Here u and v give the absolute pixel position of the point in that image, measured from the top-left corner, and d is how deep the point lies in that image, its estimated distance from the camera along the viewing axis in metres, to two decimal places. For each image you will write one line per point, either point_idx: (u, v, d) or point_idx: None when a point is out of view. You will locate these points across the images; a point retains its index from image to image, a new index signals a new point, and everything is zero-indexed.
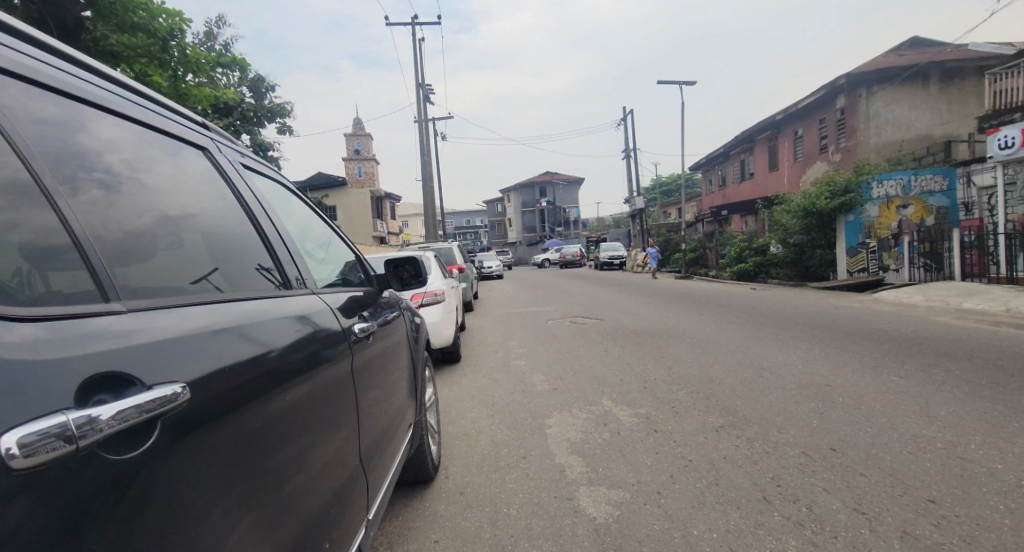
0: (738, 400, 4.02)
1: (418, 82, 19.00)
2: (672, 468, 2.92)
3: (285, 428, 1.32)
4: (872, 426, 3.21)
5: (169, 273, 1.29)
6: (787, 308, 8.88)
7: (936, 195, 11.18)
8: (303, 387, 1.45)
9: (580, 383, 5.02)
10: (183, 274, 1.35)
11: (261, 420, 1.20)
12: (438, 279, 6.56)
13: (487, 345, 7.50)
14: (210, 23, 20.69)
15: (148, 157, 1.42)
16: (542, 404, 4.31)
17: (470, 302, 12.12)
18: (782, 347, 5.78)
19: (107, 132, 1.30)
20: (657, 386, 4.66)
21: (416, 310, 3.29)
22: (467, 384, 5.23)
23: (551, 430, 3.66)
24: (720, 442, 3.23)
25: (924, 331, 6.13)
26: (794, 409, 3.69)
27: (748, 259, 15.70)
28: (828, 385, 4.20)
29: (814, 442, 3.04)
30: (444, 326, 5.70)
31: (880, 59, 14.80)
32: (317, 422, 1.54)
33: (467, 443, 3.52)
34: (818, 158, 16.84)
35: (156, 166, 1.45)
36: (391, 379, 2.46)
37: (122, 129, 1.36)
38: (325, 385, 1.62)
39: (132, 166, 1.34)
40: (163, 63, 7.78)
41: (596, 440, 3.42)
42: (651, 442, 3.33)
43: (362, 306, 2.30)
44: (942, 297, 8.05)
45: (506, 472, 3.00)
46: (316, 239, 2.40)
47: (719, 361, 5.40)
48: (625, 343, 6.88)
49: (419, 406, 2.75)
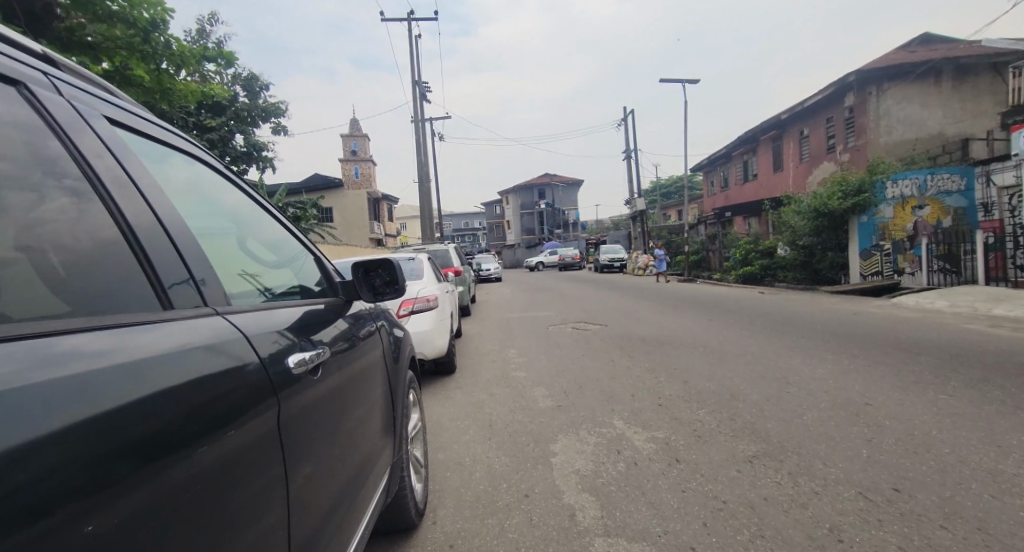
0: (769, 422, 3.55)
1: (415, 80, 18.55)
2: (703, 513, 2.42)
3: (205, 494, 0.94)
4: (936, 459, 2.73)
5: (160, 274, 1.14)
6: (803, 313, 8.43)
7: (953, 196, 10.69)
8: (231, 438, 1.04)
9: (588, 398, 4.56)
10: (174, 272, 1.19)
11: (189, 472, 0.90)
12: (432, 283, 6.08)
13: (485, 353, 7.01)
14: (204, 22, 20.33)
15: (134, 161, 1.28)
16: (546, 425, 3.83)
17: (467, 306, 11.63)
18: (806, 359, 5.30)
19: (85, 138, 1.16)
20: (673, 404, 4.19)
21: (399, 322, 2.79)
22: (462, 399, 4.74)
23: (556, 459, 3.18)
24: (757, 477, 2.75)
25: (960, 340, 5.65)
26: (837, 434, 3.22)
27: (754, 261, 15.25)
28: (868, 404, 3.74)
29: (871, 481, 2.56)
30: (438, 336, 5.21)
31: (890, 56, 14.42)
32: (248, 486, 1.09)
33: (459, 475, 3.03)
34: (825, 158, 16.47)
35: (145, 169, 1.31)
36: (365, 410, 1.96)
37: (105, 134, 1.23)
38: (261, 433, 1.17)
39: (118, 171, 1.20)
40: (147, 56, 7.03)
41: (610, 473, 2.93)
42: (674, 476, 2.84)
43: (326, 321, 1.81)
44: (968, 303, 7.60)
45: (505, 517, 2.50)
46: (260, 244, 1.80)
47: (739, 374, 4.94)
48: (634, 352, 6.40)
49: (398, 441, 2.25)
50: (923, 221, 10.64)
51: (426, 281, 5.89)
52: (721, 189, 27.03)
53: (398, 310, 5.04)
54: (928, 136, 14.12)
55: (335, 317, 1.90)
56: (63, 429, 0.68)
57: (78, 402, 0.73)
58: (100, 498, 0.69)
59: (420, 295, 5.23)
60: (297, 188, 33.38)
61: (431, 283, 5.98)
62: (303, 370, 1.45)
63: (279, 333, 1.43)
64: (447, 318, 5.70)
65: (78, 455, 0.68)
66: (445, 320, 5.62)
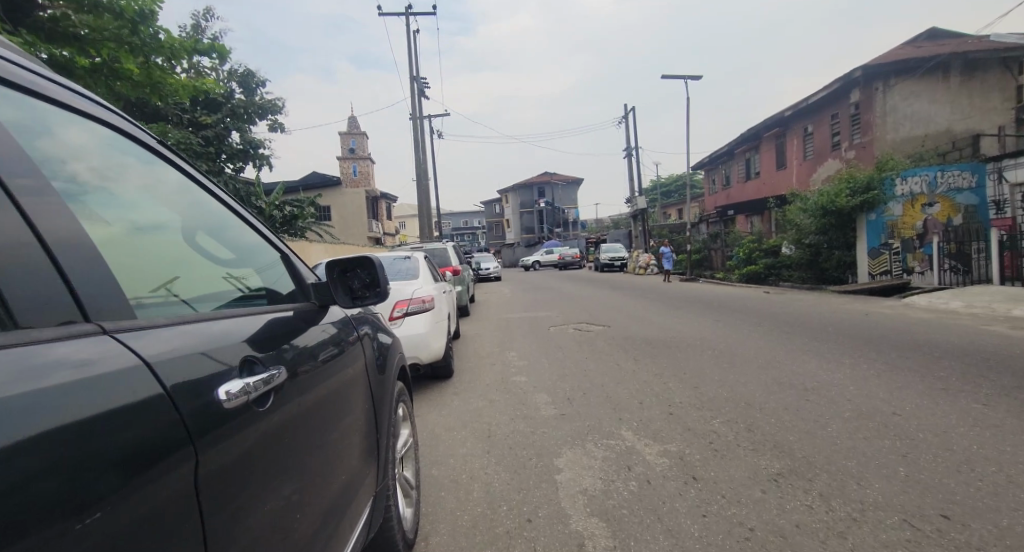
0: (791, 434, 3.29)
1: (412, 76, 18.24)
2: (730, 544, 2.15)
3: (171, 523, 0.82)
4: (983, 479, 2.47)
5: (136, 281, 1.12)
6: (812, 314, 8.17)
7: (964, 193, 10.44)
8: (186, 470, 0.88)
9: (593, 405, 4.29)
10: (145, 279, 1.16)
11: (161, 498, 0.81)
12: (428, 283, 5.80)
13: (484, 356, 6.73)
14: (198, 16, 20.04)
15: (120, 165, 1.27)
16: (549, 436, 3.57)
17: (465, 306, 11.35)
18: (822, 363, 5.02)
19: (74, 138, 1.14)
20: (685, 412, 3.92)
21: (387, 327, 2.49)
22: (460, 407, 4.47)
23: (561, 476, 2.90)
24: (785, 499, 2.47)
25: (982, 343, 5.38)
26: (867, 449, 2.95)
27: (758, 260, 14.98)
28: (896, 413, 3.47)
29: (915, 505, 2.30)
30: (434, 339, 4.93)
31: (897, 51, 14.16)
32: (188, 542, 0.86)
33: (454, 495, 2.75)
34: (829, 156, 16.21)
35: (130, 173, 1.30)
36: (341, 435, 1.65)
37: (91, 133, 1.20)
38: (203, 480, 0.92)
39: (101, 175, 1.20)
40: (135, 47, 6.57)
41: (621, 493, 2.65)
42: (692, 497, 2.57)
43: (295, 331, 1.51)
44: (984, 304, 7.35)
45: (506, 549, 2.22)
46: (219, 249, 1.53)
47: (752, 379, 4.67)
48: (640, 355, 6.13)
49: (382, 468, 1.94)
50: (932, 219, 10.49)
51: (422, 281, 5.61)
52: (722, 187, 26.78)
53: (392, 312, 4.77)
54: (936, 133, 13.86)
55: (305, 325, 1.60)
56: (32, 438, 0.62)
57: (57, 416, 0.67)
58: (68, 525, 0.62)
59: (416, 296, 4.95)
60: (294, 187, 33.08)
61: (428, 284, 5.70)
62: (243, 400, 1.08)
63: (231, 348, 1.16)
64: (444, 320, 5.42)
65: (40, 470, 0.61)
66: (442, 323, 5.34)
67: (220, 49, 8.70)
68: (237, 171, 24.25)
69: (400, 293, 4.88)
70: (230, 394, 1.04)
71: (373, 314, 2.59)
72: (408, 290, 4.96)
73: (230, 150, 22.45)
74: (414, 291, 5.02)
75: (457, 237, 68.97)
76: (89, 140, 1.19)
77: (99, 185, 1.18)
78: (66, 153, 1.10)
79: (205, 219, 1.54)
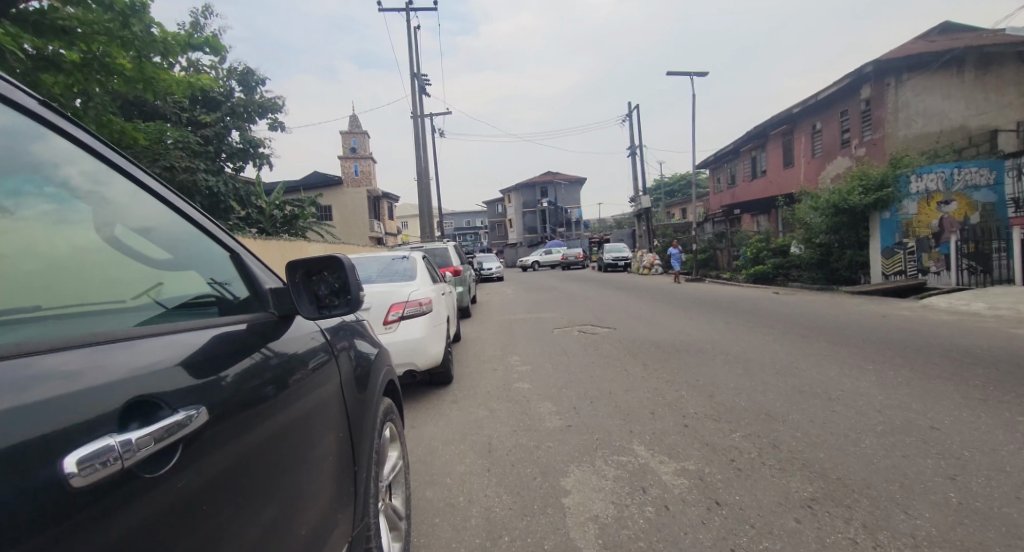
0: (821, 451, 2.99)
1: (413, 73, 17.96)
2: None
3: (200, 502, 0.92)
4: None
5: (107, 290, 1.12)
6: (827, 316, 7.86)
7: (981, 190, 10.15)
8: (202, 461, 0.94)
9: (602, 416, 4.01)
10: (124, 287, 1.18)
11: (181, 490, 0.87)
12: (426, 284, 5.53)
13: (485, 361, 6.46)
14: (198, 14, 19.82)
15: (111, 177, 1.19)
16: (555, 452, 3.30)
17: (466, 308, 11.06)
18: (845, 370, 4.72)
19: (64, 148, 1.07)
20: (702, 424, 3.63)
21: (373, 338, 2.20)
22: (459, 417, 4.19)
23: (568, 500, 2.62)
24: (824, 530, 2.19)
25: (1015, 348, 5.06)
26: (909, 469, 2.66)
27: (766, 260, 14.66)
28: (935, 428, 3.18)
29: (975, 541, 2.01)
30: (432, 344, 4.65)
31: (909, 45, 13.83)
32: None
33: (451, 521, 2.48)
34: (839, 153, 15.88)
35: (123, 185, 1.23)
36: (308, 475, 1.35)
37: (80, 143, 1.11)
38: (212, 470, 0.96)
39: (93, 181, 1.15)
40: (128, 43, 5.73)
41: (637, 521, 2.37)
42: (717, 526, 2.29)
43: (249, 351, 1.24)
44: (1009, 305, 7.03)
45: None
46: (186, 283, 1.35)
47: (771, 387, 4.37)
48: (649, 360, 5.84)
49: (361, 507, 1.64)
50: (949, 217, 10.15)
51: (420, 283, 5.33)
52: (727, 186, 26.44)
53: (387, 315, 4.49)
54: (949, 129, 13.53)
55: (258, 341, 1.30)
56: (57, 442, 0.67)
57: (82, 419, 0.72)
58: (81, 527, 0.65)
59: (414, 298, 4.68)
60: (295, 186, 32.85)
61: (426, 285, 5.42)
62: (123, 461, 0.75)
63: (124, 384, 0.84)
64: (442, 324, 5.15)
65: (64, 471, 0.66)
66: (441, 326, 5.07)
67: (214, 44, 7.97)
68: (237, 171, 24.00)
69: (397, 295, 4.61)
70: (108, 452, 0.73)
71: (361, 324, 2.31)
72: (405, 292, 4.68)
73: (229, 149, 22.19)
74: (411, 292, 4.74)
75: (459, 237, 68.71)
76: (82, 150, 1.12)
77: (80, 193, 1.13)
78: (59, 158, 1.06)
79: (187, 244, 1.40)
